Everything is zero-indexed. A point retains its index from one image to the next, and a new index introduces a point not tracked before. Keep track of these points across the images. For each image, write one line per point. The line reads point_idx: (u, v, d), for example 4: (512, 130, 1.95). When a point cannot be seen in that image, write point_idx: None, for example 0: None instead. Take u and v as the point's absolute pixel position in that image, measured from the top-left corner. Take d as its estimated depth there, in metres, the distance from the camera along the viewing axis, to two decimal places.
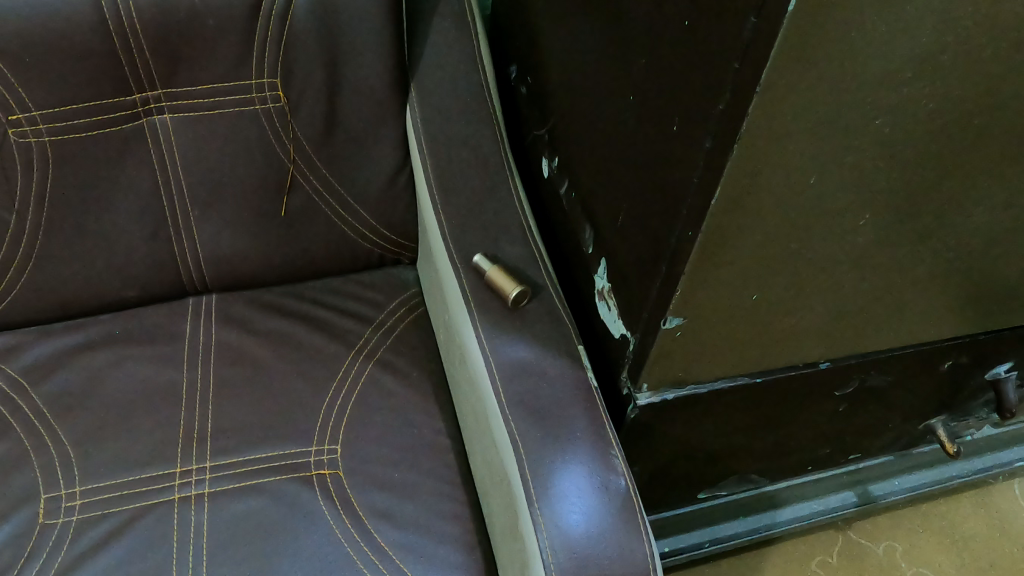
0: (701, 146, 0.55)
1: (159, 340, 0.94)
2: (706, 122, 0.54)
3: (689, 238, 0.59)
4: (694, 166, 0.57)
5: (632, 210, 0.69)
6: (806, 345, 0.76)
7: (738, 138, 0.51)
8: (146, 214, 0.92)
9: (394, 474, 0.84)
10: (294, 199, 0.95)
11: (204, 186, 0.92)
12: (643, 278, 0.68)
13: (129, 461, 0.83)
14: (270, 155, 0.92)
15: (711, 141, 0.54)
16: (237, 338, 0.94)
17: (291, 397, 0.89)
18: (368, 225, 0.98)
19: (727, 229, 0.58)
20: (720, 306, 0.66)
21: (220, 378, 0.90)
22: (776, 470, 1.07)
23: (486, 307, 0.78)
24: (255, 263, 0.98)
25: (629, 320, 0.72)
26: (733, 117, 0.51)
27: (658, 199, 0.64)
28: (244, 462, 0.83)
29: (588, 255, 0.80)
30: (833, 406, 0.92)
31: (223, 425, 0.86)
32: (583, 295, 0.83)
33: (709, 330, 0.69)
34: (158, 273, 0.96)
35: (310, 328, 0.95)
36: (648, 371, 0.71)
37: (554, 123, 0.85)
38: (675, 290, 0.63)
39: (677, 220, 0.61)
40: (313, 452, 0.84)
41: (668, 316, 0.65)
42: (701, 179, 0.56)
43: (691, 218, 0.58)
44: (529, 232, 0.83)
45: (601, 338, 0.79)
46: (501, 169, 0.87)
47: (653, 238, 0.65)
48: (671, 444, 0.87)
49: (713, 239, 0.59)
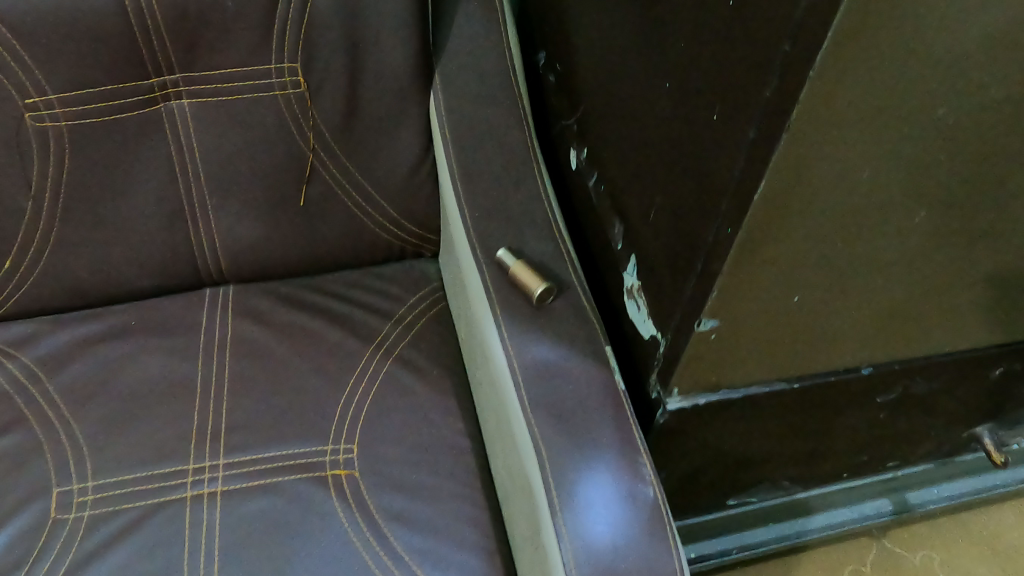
0: (744, 137, 0.51)
1: (175, 332, 0.91)
2: (750, 110, 0.50)
3: (729, 235, 0.55)
4: (735, 160, 0.53)
5: (666, 206, 0.65)
6: (849, 349, 0.71)
7: (786, 129, 0.47)
8: (162, 203, 0.90)
9: (411, 476, 0.81)
10: (313, 189, 0.92)
11: (222, 175, 0.90)
12: (676, 278, 0.64)
13: (142, 457, 0.81)
14: (289, 143, 0.89)
15: (756, 130, 0.50)
16: (254, 331, 0.92)
17: (307, 394, 0.86)
18: (389, 217, 0.95)
19: (770, 227, 0.54)
20: (759, 308, 0.62)
21: (235, 372, 0.88)
22: (811, 477, 1.02)
23: (510, 305, 0.74)
24: (272, 254, 0.95)
25: (661, 321, 0.68)
26: (783, 104, 0.47)
27: (694, 192, 0.60)
28: (259, 460, 0.81)
29: (617, 252, 0.76)
30: (874, 412, 0.88)
31: (238, 421, 0.84)
32: (612, 293, 0.79)
33: (746, 334, 0.65)
34: (175, 263, 0.94)
35: (328, 323, 0.93)
36: (679, 375, 0.68)
37: (584, 112, 0.81)
38: (711, 291, 0.59)
39: (715, 217, 0.57)
40: (329, 451, 0.82)
41: (703, 319, 0.61)
42: (743, 171, 0.52)
43: (730, 214, 0.54)
44: (555, 226, 0.80)
45: (629, 338, 0.76)
46: (527, 160, 0.83)
47: (688, 235, 0.61)
48: (701, 449, 0.83)
49: (755, 237, 0.55)
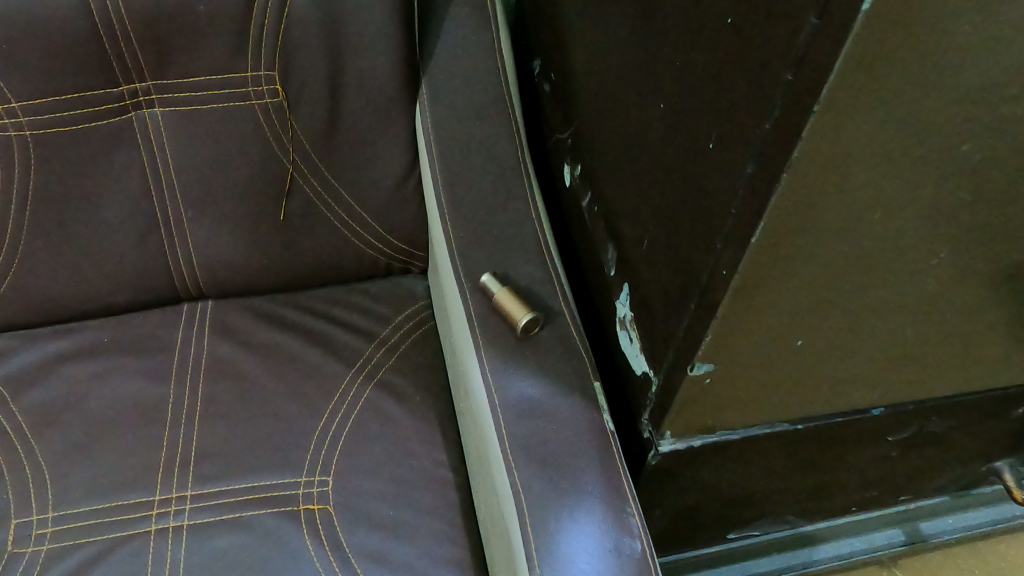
0: (741, 171, 0.46)
1: (149, 351, 0.87)
2: (748, 142, 0.44)
3: (724, 276, 0.50)
4: (731, 194, 0.47)
5: (660, 236, 0.60)
6: (858, 391, 0.66)
7: (788, 165, 0.42)
8: (136, 216, 0.85)
9: (389, 512, 0.76)
10: (293, 202, 0.87)
11: (198, 187, 0.85)
12: (668, 314, 0.59)
13: (107, 486, 0.77)
14: (267, 154, 0.84)
15: (754, 164, 0.44)
16: (231, 352, 0.87)
17: (283, 420, 0.81)
18: (374, 232, 0.90)
19: (770, 268, 0.49)
20: (758, 351, 0.57)
21: (209, 396, 0.83)
22: (817, 512, 0.96)
23: (493, 335, 0.70)
24: (251, 270, 0.91)
25: (653, 358, 0.63)
26: (783, 138, 0.41)
27: (688, 225, 0.54)
28: (228, 492, 0.77)
29: (610, 279, 0.71)
30: (885, 450, 0.82)
31: (208, 449, 0.79)
32: (604, 322, 0.74)
33: (744, 377, 0.59)
34: (149, 278, 0.89)
35: (308, 343, 0.88)
36: (672, 418, 0.62)
37: (578, 126, 0.76)
38: (705, 333, 0.53)
39: (709, 255, 0.51)
40: (302, 483, 0.77)
41: (696, 363, 0.56)
42: (740, 208, 0.47)
43: (726, 253, 0.49)
44: (545, 249, 0.75)
45: (621, 371, 0.71)
46: (517, 177, 0.78)
47: (682, 270, 0.56)
48: (698, 488, 0.77)
49: (753, 279, 0.49)
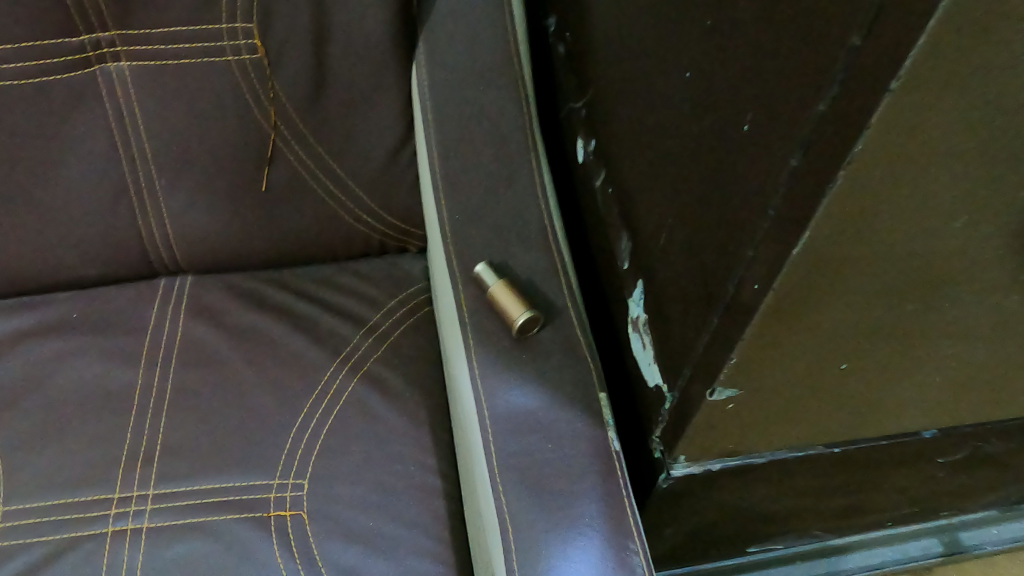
0: (785, 163, 0.36)
1: (118, 330, 0.80)
2: (794, 126, 0.35)
3: (758, 289, 0.40)
4: (768, 191, 0.38)
5: (681, 231, 0.50)
6: (911, 417, 0.56)
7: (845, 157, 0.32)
8: (104, 182, 0.78)
9: (368, 523, 0.69)
10: (276, 172, 0.78)
11: (171, 152, 0.77)
12: (686, 325, 0.50)
13: (63, 480, 0.70)
14: (247, 118, 0.75)
15: (803, 152, 0.34)
16: (207, 335, 0.80)
17: (258, 414, 0.74)
18: (367, 207, 0.82)
19: (813, 281, 0.39)
20: (794, 375, 0.47)
21: (179, 383, 0.76)
22: (849, 529, 0.87)
23: (486, 334, 0.61)
24: (232, 244, 0.82)
25: (667, 371, 0.54)
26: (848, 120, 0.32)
27: (714, 222, 0.45)
28: (193, 493, 0.70)
29: (623, 273, 0.62)
30: (933, 471, 0.72)
31: (176, 443, 0.72)
32: (616, 320, 0.64)
33: (775, 401, 0.50)
34: (121, 250, 0.82)
35: (291, 328, 0.80)
36: (687, 442, 0.53)
37: (593, 93, 0.66)
38: (730, 354, 0.44)
39: (738, 262, 0.42)
40: (275, 486, 0.70)
41: (717, 387, 0.47)
42: (782, 206, 0.37)
43: (760, 263, 0.40)
44: (551, 235, 0.65)
45: (632, 379, 0.61)
46: (523, 151, 0.68)
47: (705, 275, 0.46)
48: (717, 509, 0.68)
49: (793, 291, 0.40)
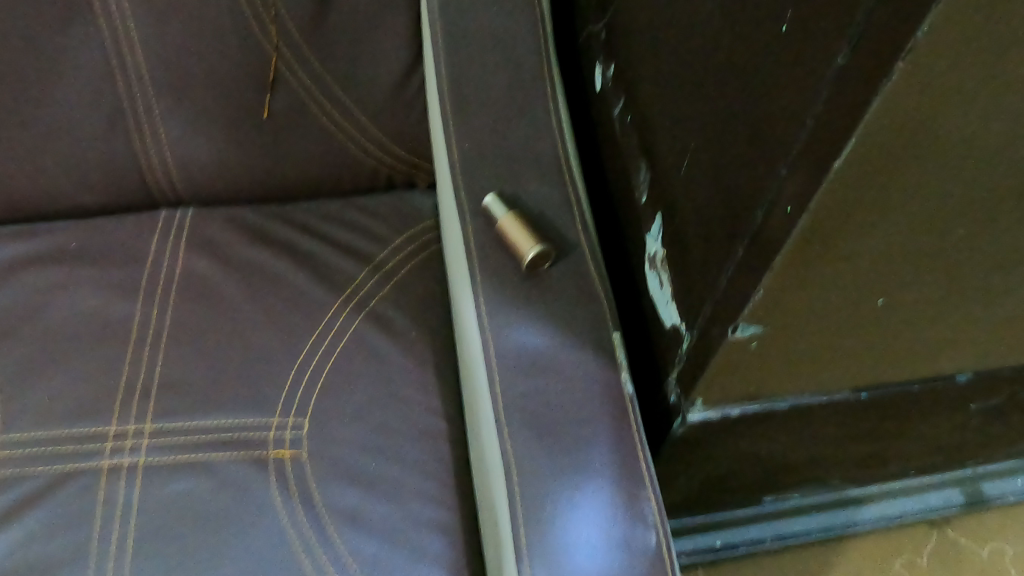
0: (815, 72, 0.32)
1: (116, 262, 0.77)
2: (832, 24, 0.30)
3: (791, 214, 0.35)
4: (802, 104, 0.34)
5: (702, 157, 0.45)
6: (946, 361, 0.52)
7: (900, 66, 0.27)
8: (99, 105, 0.74)
9: (369, 465, 0.67)
10: (279, 99, 0.74)
11: (168, 75, 0.73)
12: (707, 259, 0.46)
13: (59, 413, 0.68)
14: (246, 39, 0.71)
15: (851, 47, 0.29)
16: (207, 268, 0.77)
17: (259, 350, 0.72)
18: (373, 138, 0.77)
19: (855, 211, 0.35)
20: (825, 314, 0.43)
21: (178, 317, 0.74)
22: (869, 479, 0.84)
23: (493, 269, 0.57)
24: (233, 175, 0.79)
25: (686, 310, 0.51)
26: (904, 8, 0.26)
27: (739, 142, 0.40)
28: (191, 428, 0.68)
29: (641, 206, 0.58)
30: (963, 419, 0.68)
31: (174, 377, 0.70)
32: (633, 258, 0.61)
33: (802, 344, 0.46)
34: (119, 179, 0.79)
35: (294, 264, 0.77)
36: (704, 386, 0.50)
37: (611, 13, 0.61)
38: (754, 291, 0.40)
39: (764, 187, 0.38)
40: (274, 424, 0.68)
41: (739, 326, 0.43)
42: (821, 117, 0.32)
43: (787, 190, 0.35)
44: (566, 168, 0.61)
45: (648, 319, 0.58)
46: (537, 77, 0.64)
47: (728, 203, 0.42)
48: (733, 457, 0.65)
49: (829, 220, 0.35)
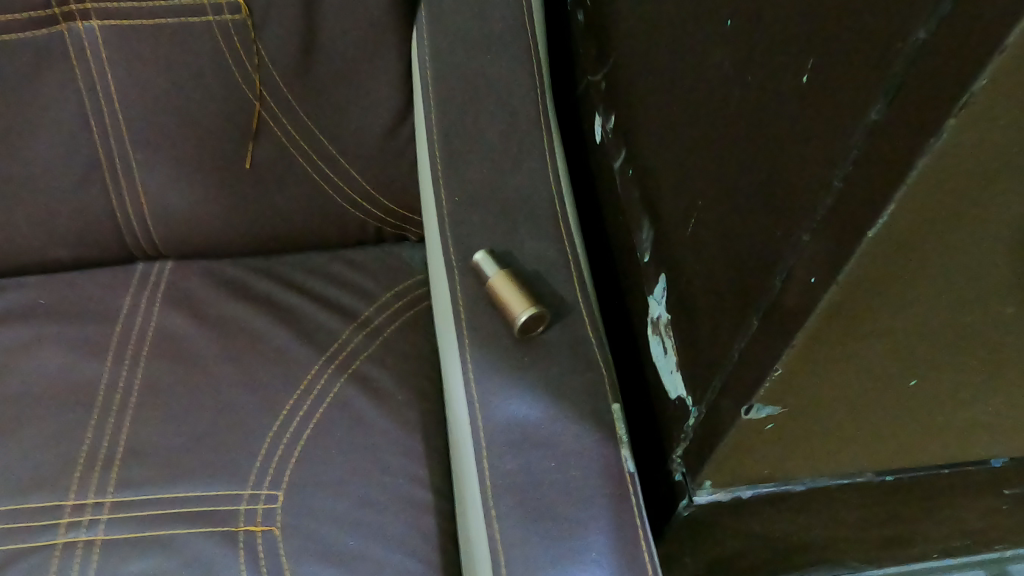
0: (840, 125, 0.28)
1: (87, 319, 0.73)
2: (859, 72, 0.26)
3: (817, 283, 0.31)
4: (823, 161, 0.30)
5: (711, 216, 0.41)
6: (982, 444, 0.47)
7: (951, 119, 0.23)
8: (74, 154, 0.71)
9: (347, 542, 0.61)
10: (261, 148, 0.71)
11: (148, 124, 0.70)
12: (718, 328, 0.41)
13: (14, 483, 0.63)
14: (229, 86, 0.68)
15: (889, 98, 0.25)
16: (183, 325, 0.73)
17: (233, 415, 0.67)
18: (361, 189, 0.74)
19: (889, 281, 0.30)
20: (851, 393, 0.38)
21: (148, 377, 0.69)
22: (889, 560, 0.78)
23: (483, 333, 0.53)
24: (214, 228, 0.75)
25: (693, 381, 0.46)
26: (962, 53, 0.22)
27: (753, 201, 0.35)
28: (156, 502, 0.62)
29: (644, 266, 0.54)
30: (995, 502, 0.63)
31: (141, 444, 0.65)
32: (634, 321, 0.56)
33: (824, 424, 0.41)
34: (94, 231, 0.75)
35: (275, 321, 0.73)
36: (714, 466, 0.45)
37: (611, 62, 0.58)
38: (772, 368, 0.35)
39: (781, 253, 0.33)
40: (246, 497, 0.62)
41: (755, 405, 0.38)
42: (852, 175, 0.27)
43: (810, 258, 0.31)
44: (563, 223, 0.57)
45: (651, 388, 0.53)
46: (532, 127, 0.61)
47: (741, 268, 0.38)
48: (744, 539, 0.60)
49: (859, 291, 0.31)
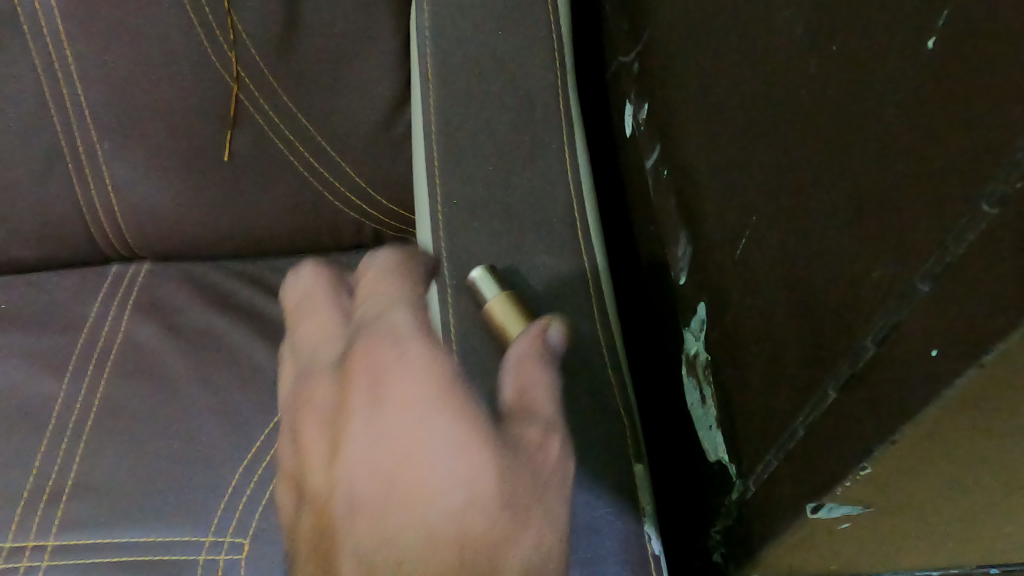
0: (1001, 120, 0.17)
1: (49, 329, 0.66)
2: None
3: (938, 358, 0.21)
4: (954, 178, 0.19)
5: (768, 237, 0.31)
6: None
7: None
8: (33, 143, 0.63)
9: None
10: (241, 136, 0.62)
11: (113, 109, 0.62)
12: (774, 388, 0.31)
13: None
14: (202, 66, 0.59)
15: None
16: (152, 337, 0.64)
17: (198, 445, 0.58)
18: (355, 187, 0.64)
19: None
20: (967, 499, 0.27)
21: (109, 398, 0.61)
22: None
23: (478, 369, 0.43)
24: (192, 229, 0.67)
25: (739, 449, 0.36)
26: None
27: (835, 224, 0.25)
28: (102, 547, 0.55)
29: (680, 290, 0.43)
30: None
31: (93, 477, 0.57)
32: (668, 356, 0.46)
33: (920, 529, 0.30)
34: (61, 228, 0.67)
35: (255, 335, 0.64)
36: (764, 565, 0.34)
37: (646, 37, 0.47)
38: (855, 467, 0.25)
39: (873, 306, 0.23)
40: (206, 546, 0.54)
41: (825, 504, 0.28)
42: (1021, 198, 0.17)
43: (927, 322, 0.21)
44: (584, 234, 0.47)
45: (688, 442, 0.43)
46: (548, 117, 0.50)
47: (809, 314, 0.27)
48: None
49: (1008, 374, 0.20)
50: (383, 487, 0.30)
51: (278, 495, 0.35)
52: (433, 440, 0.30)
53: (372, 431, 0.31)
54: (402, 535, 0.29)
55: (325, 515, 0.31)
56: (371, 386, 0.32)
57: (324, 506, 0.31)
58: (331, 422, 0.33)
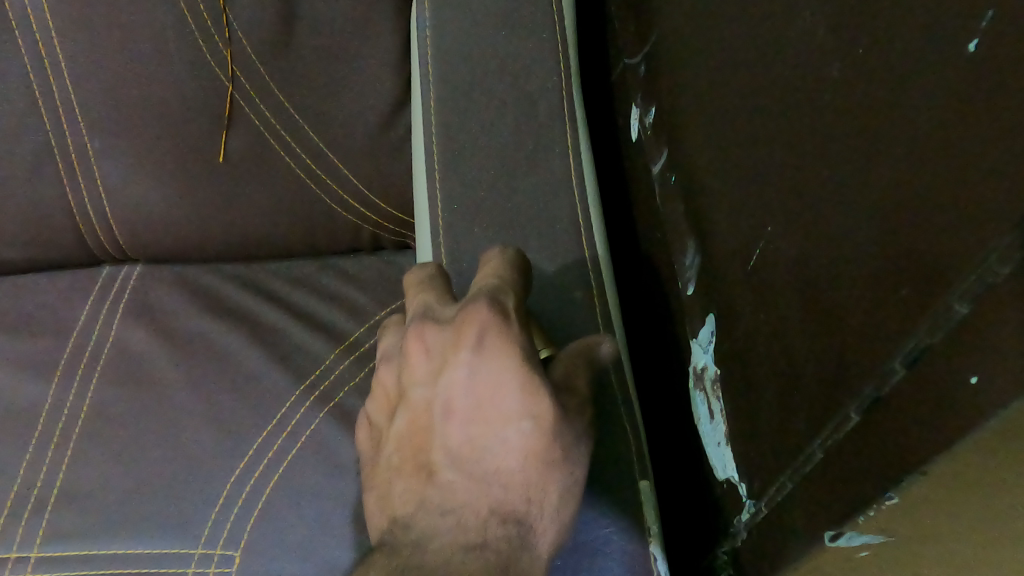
0: None
1: (36, 334, 0.64)
2: None
3: (977, 386, 0.19)
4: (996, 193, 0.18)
5: (786, 250, 0.29)
6: None
7: None
8: (21, 144, 0.62)
9: None
10: (235, 137, 0.61)
11: (104, 109, 0.60)
12: (791, 407, 0.29)
13: None
14: (197, 65, 0.58)
15: None
16: (143, 342, 0.63)
17: (188, 454, 0.56)
18: (353, 190, 0.63)
19: None
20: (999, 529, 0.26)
21: (97, 405, 0.59)
22: None
23: None
24: (185, 231, 0.65)
25: (750, 468, 0.34)
26: None
27: (862, 237, 0.23)
28: (88, 559, 0.53)
29: (688, 301, 0.42)
30: None
31: (80, 486, 0.56)
32: (676, 368, 0.44)
33: None
34: (50, 230, 0.66)
35: (249, 341, 0.62)
36: None
37: (654, 40, 0.46)
38: (882, 496, 0.23)
39: (906, 328, 0.21)
40: (195, 558, 0.53)
41: (847, 532, 0.26)
42: None
43: (965, 345, 0.19)
44: (589, 243, 0.46)
45: (695, 457, 0.42)
46: (552, 121, 0.49)
47: (830, 332, 0.26)
48: None
49: None
50: (476, 414, 0.37)
51: (375, 389, 0.43)
52: (510, 389, 0.36)
53: (473, 375, 0.36)
54: (485, 448, 0.36)
55: (423, 424, 0.38)
56: (478, 337, 0.36)
57: (423, 416, 0.38)
58: (437, 355, 0.38)
